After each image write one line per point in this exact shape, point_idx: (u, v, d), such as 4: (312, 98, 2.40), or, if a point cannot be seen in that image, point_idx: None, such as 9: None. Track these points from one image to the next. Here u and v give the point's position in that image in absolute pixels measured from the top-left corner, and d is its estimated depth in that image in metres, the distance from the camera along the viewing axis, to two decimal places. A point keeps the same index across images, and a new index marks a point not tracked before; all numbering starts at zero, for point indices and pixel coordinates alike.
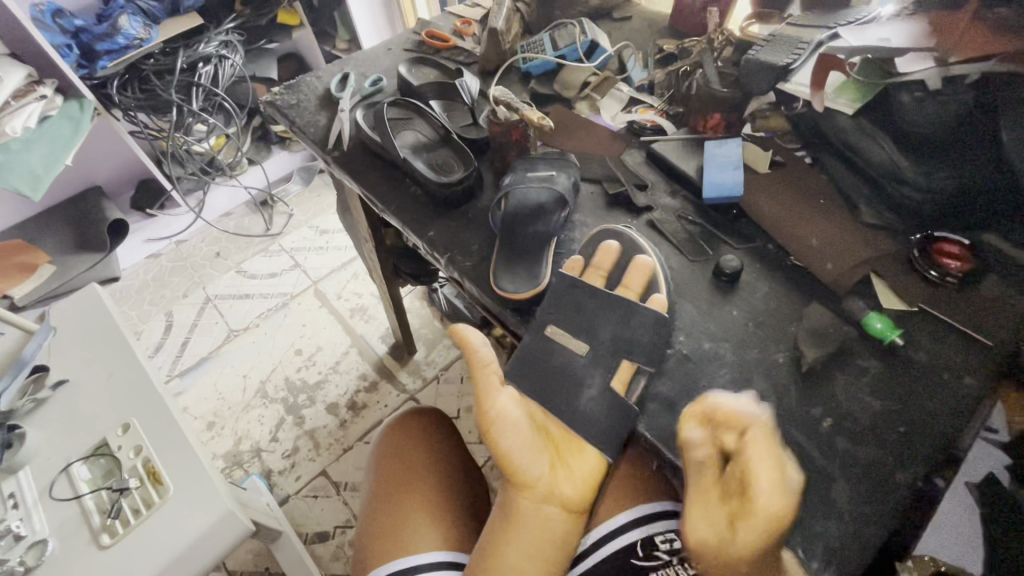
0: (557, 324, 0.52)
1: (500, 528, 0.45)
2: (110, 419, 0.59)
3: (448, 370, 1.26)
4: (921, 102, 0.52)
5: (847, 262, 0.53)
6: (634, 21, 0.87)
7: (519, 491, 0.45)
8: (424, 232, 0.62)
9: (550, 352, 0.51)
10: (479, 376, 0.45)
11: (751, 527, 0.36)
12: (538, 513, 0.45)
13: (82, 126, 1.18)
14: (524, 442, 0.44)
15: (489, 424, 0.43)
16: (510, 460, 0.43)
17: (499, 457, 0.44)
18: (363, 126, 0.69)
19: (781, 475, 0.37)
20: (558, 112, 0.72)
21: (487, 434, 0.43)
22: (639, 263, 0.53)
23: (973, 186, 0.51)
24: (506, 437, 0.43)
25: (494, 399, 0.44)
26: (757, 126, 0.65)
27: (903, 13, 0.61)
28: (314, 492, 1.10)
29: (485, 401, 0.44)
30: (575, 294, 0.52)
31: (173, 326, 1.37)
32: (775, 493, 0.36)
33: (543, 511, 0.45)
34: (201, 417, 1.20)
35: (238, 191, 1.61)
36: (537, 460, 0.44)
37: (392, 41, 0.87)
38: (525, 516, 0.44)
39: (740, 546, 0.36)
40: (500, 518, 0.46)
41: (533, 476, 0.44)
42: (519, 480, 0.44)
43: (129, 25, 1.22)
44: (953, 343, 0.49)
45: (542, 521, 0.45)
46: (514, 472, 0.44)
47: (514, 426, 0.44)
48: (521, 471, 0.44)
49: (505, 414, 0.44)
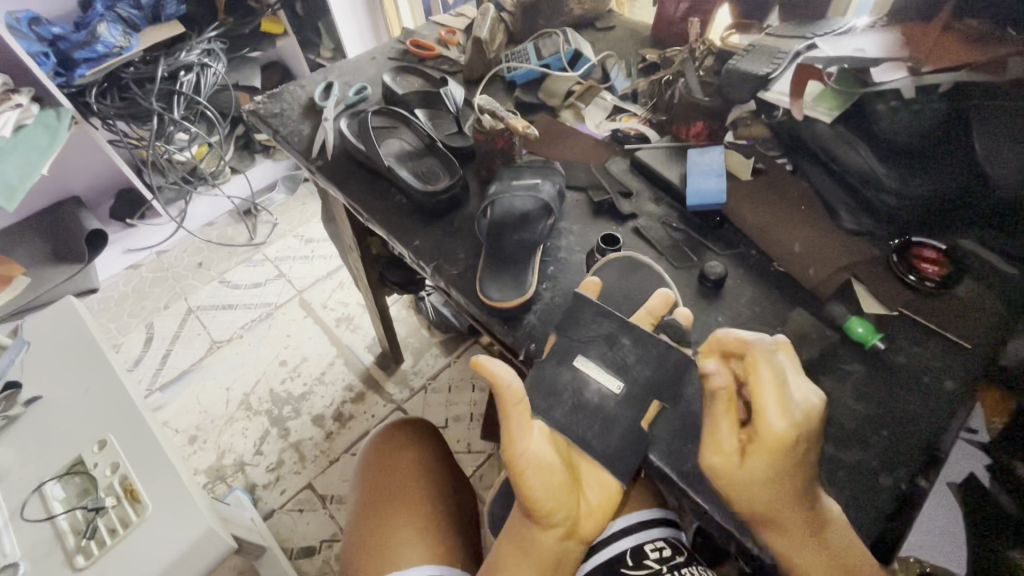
0: (587, 356, 0.48)
1: (513, 560, 0.43)
2: (86, 436, 0.57)
3: (436, 379, 1.25)
4: (895, 111, 0.54)
5: (829, 267, 0.54)
6: (617, 30, 0.88)
7: (541, 529, 0.41)
8: (410, 241, 0.62)
9: (577, 382, 0.47)
10: (509, 413, 0.41)
11: (760, 451, 0.37)
12: (558, 548, 0.42)
13: (59, 135, 1.15)
14: (552, 485, 0.40)
15: (522, 470, 0.40)
16: (539, 504, 0.40)
17: (527, 499, 0.40)
18: (347, 135, 0.69)
19: (785, 395, 0.37)
20: (543, 121, 0.73)
21: (516, 474, 0.40)
22: (682, 313, 0.50)
23: (950, 195, 0.52)
24: (539, 482, 0.40)
25: (524, 442, 0.40)
26: (739, 134, 0.65)
27: (877, 24, 0.62)
28: (300, 506, 1.08)
29: (517, 444, 0.40)
30: (595, 323, 0.49)
31: (154, 339, 1.34)
32: (779, 409, 0.36)
33: (561, 547, 0.42)
34: (182, 431, 1.18)
35: (220, 200, 1.60)
36: (566, 498, 0.41)
37: (377, 50, 0.87)
38: (543, 553, 0.42)
39: (754, 469, 0.37)
40: (514, 548, 0.43)
41: (560, 517, 0.41)
42: (542, 519, 0.41)
43: (108, 33, 1.21)
44: (932, 346, 0.50)
45: (559, 555, 0.42)
46: (541, 513, 0.40)
47: (545, 467, 0.41)
48: (547, 511, 0.40)
49: (535, 457, 0.40)
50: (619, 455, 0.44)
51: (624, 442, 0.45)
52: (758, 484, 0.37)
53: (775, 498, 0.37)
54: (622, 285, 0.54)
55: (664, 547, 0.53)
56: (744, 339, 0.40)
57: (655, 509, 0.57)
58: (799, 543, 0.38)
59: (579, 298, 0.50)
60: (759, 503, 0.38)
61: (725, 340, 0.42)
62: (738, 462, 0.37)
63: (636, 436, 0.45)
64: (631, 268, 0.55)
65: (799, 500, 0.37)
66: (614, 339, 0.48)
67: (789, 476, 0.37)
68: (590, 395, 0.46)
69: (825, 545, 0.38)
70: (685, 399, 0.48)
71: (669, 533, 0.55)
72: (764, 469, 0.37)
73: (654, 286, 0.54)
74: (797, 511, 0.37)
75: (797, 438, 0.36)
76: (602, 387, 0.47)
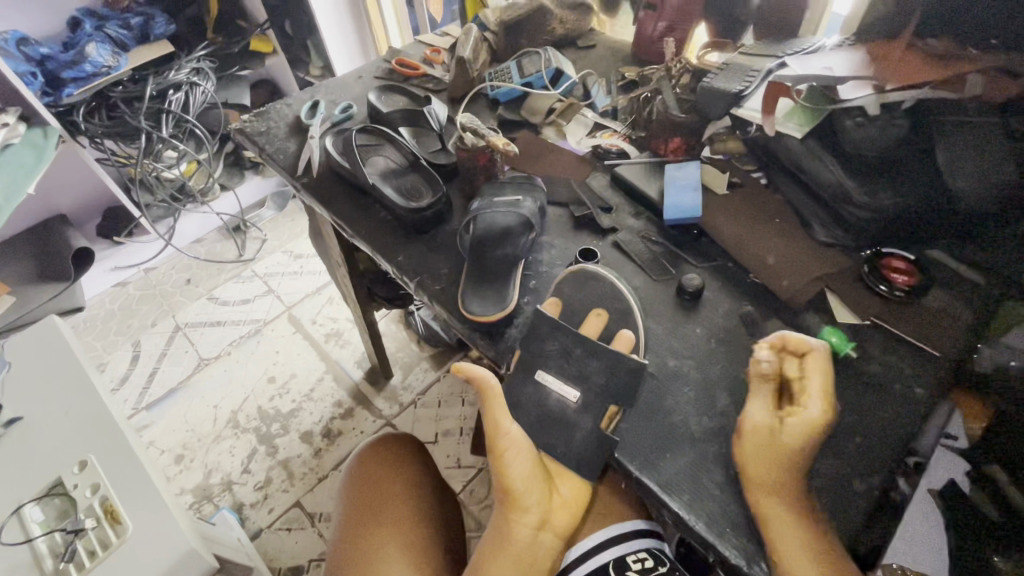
0: (547, 370, 0.50)
1: (491, 556, 0.44)
2: (66, 456, 0.57)
3: (426, 394, 1.24)
4: (862, 127, 0.55)
5: (801, 279, 0.55)
6: (599, 49, 0.90)
7: (516, 519, 0.44)
8: (394, 257, 0.63)
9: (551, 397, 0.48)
10: (491, 404, 0.45)
11: (797, 422, 0.42)
12: (533, 540, 0.45)
13: (45, 154, 1.15)
14: (529, 470, 0.45)
15: (501, 452, 0.44)
16: (515, 488, 0.44)
17: (505, 482, 0.44)
18: (332, 152, 0.70)
19: (833, 390, 0.44)
20: (526, 138, 0.74)
21: (495, 457, 0.44)
22: (623, 337, 0.51)
23: (915, 208, 0.54)
24: (517, 465, 0.44)
25: (506, 427, 0.45)
26: (715, 149, 0.67)
27: (845, 43, 0.64)
28: (288, 525, 1.07)
29: (499, 428, 0.45)
30: (559, 338, 0.51)
31: (140, 357, 1.33)
32: (826, 396, 0.43)
33: (537, 540, 0.45)
34: (168, 450, 1.17)
35: (209, 217, 1.59)
36: (539, 486, 0.45)
37: (364, 69, 0.89)
38: (520, 545, 0.44)
39: (791, 435, 0.42)
40: (494, 546, 0.45)
41: (533, 504, 0.44)
42: (516, 506, 0.44)
43: (97, 53, 1.23)
44: (904, 355, 0.51)
45: (534, 549, 0.45)
46: (517, 498, 0.44)
47: (522, 453, 0.45)
48: (521, 499, 0.44)
49: (516, 442, 0.45)
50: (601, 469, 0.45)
51: (592, 448, 0.46)
52: (785, 452, 0.42)
53: (784, 470, 0.42)
54: (581, 297, 0.54)
55: (647, 558, 0.53)
56: (804, 341, 0.47)
57: (639, 521, 0.56)
58: (786, 518, 0.40)
59: (537, 315, 0.51)
60: (773, 470, 0.42)
61: (785, 338, 0.48)
62: (781, 429, 0.42)
63: (606, 444, 0.46)
64: (586, 281, 0.55)
65: (794, 471, 0.42)
66: (568, 351, 0.50)
67: (808, 452, 0.42)
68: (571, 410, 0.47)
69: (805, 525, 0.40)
70: (664, 408, 0.49)
71: (650, 545, 0.55)
72: (800, 444, 0.42)
73: (612, 295, 0.54)
74: (795, 488, 0.42)
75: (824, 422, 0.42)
76: (562, 393, 0.49)
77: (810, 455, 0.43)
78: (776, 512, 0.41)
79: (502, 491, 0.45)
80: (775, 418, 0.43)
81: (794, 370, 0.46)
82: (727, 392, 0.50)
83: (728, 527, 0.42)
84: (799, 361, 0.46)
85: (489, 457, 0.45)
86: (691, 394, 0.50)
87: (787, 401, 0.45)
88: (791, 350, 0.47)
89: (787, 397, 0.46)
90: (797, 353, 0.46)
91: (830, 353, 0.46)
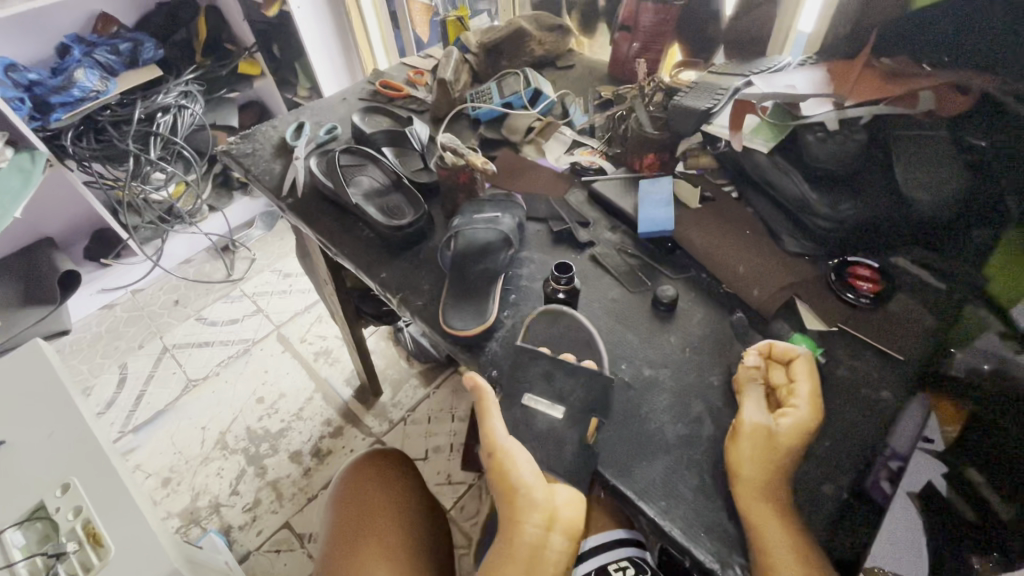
0: (533, 393, 0.49)
1: (500, 566, 0.43)
2: (48, 480, 0.56)
3: (415, 411, 1.24)
4: (823, 142, 0.56)
5: (770, 287, 0.57)
6: (577, 69, 0.93)
7: (521, 521, 0.43)
8: (377, 273, 0.64)
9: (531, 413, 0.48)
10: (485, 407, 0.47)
11: (791, 423, 0.44)
12: (540, 539, 0.43)
13: (33, 178, 1.15)
14: (527, 465, 0.45)
15: (499, 451, 0.45)
16: (514, 485, 0.44)
17: (504, 480, 0.44)
18: (316, 173, 0.72)
19: (820, 395, 0.46)
20: (505, 156, 0.76)
21: (493, 456, 0.45)
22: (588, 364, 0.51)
23: (870, 225, 0.58)
24: (514, 461, 0.44)
25: (497, 428, 0.46)
26: (688, 164, 0.69)
27: (808, 62, 0.67)
28: (277, 546, 1.06)
29: (492, 429, 0.46)
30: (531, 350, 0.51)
31: (127, 379, 1.32)
32: (816, 398, 0.46)
33: (544, 539, 0.43)
34: (155, 473, 1.15)
35: (197, 238, 1.61)
36: (539, 482, 0.44)
37: (348, 91, 0.91)
38: (527, 544, 0.43)
39: (785, 436, 0.44)
40: (501, 551, 0.44)
41: (536, 501, 0.44)
42: (519, 505, 0.44)
43: (85, 78, 1.25)
44: (869, 360, 0.53)
45: (542, 548, 0.43)
46: (517, 496, 0.44)
47: (518, 450, 0.45)
48: (522, 495, 0.44)
49: (510, 440, 0.46)
50: (582, 482, 0.45)
51: (577, 466, 0.46)
52: (779, 452, 0.44)
53: (774, 471, 0.43)
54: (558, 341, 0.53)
55: (628, 567, 0.53)
56: (788, 347, 0.49)
57: (622, 531, 0.57)
58: (777, 522, 0.41)
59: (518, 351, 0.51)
60: (766, 472, 0.43)
61: (770, 346, 0.50)
62: (775, 430, 0.44)
63: (585, 456, 0.47)
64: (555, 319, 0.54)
65: (782, 474, 0.44)
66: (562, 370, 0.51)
67: (797, 453, 0.44)
68: (556, 426, 0.47)
69: (793, 530, 0.42)
70: (640, 417, 0.50)
71: (635, 554, 0.55)
72: (795, 443, 0.44)
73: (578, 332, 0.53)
74: (779, 488, 0.43)
75: (815, 423, 0.45)
76: (546, 412, 0.48)
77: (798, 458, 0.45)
78: (764, 515, 0.42)
79: (503, 494, 0.45)
80: (769, 420, 0.45)
81: (781, 377, 0.49)
82: (701, 400, 0.51)
83: (702, 531, 0.43)
84: (786, 368, 0.49)
85: (487, 459, 0.45)
86: (667, 403, 0.51)
87: (774, 407, 0.48)
88: (777, 358, 0.50)
89: (775, 402, 0.48)
90: (783, 359, 0.49)
91: (813, 358, 0.49)
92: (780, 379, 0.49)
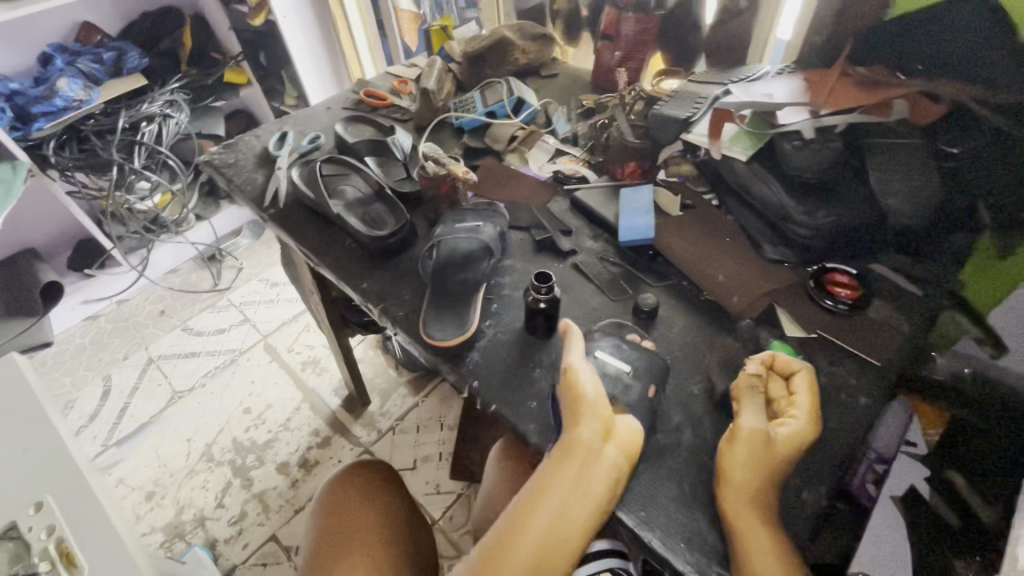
0: (602, 350, 0.52)
1: (550, 466, 0.43)
2: (17, 498, 0.50)
3: (404, 420, 1.24)
4: (800, 150, 0.57)
5: (750, 295, 0.57)
6: (560, 77, 0.94)
7: (579, 424, 0.44)
8: (359, 284, 0.64)
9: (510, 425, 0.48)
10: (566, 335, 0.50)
11: (793, 431, 0.44)
12: (595, 447, 0.43)
13: (14, 188, 1.14)
14: (596, 381, 0.46)
15: (569, 366, 0.47)
16: (580, 391, 0.45)
17: (571, 387, 0.46)
18: (298, 184, 0.71)
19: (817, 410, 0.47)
20: (488, 165, 0.76)
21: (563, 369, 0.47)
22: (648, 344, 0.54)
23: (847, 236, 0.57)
24: (582, 374, 0.46)
25: (572, 352, 0.49)
26: (670, 171, 0.70)
27: (785, 70, 0.67)
28: (263, 560, 1.04)
29: (567, 354, 0.49)
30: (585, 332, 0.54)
31: (111, 392, 1.30)
32: (816, 412, 0.46)
33: (599, 447, 0.43)
34: (139, 487, 1.14)
35: (183, 247, 1.58)
36: (603, 396, 0.45)
37: (333, 100, 0.91)
38: (581, 448, 0.43)
39: (781, 445, 0.44)
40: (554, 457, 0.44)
41: (598, 409, 0.44)
42: (580, 409, 0.44)
43: (67, 87, 1.24)
44: (850, 366, 0.53)
45: (595, 455, 0.43)
46: (580, 401, 0.45)
47: (587, 370, 0.47)
48: (584, 401, 0.45)
49: (581, 362, 0.48)
50: None
51: None
52: (772, 461, 0.43)
53: (764, 481, 0.43)
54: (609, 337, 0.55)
55: None
56: (789, 359, 0.49)
57: (602, 542, 0.56)
58: (763, 530, 0.41)
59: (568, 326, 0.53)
60: (755, 479, 0.43)
61: (773, 356, 0.50)
62: (773, 438, 0.44)
63: None
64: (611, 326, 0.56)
65: (770, 483, 0.43)
66: None
67: (787, 463, 0.44)
68: None
69: (779, 540, 0.41)
70: None
71: (617, 564, 0.54)
72: (792, 452, 0.44)
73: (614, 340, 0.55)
74: (766, 498, 0.43)
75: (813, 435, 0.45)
76: (616, 365, 0.51)
77: (787, 469, 0.45)
78: (751, 524, 0.41)
79: (566, 405, 0.46)
80: (767, 427, 0.45)
81: (780, 390, 0.48)
82: (681, 408, 0.51)
83: (681, 540, 0.43)
84: (787, 380, 0.49)
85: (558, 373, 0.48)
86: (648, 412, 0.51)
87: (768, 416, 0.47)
88: (778, 369, 0.49)
89: (770, 411, 0.48)
90: (784, 371, 0.49)
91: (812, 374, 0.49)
92: (779, 390, 0.48)
